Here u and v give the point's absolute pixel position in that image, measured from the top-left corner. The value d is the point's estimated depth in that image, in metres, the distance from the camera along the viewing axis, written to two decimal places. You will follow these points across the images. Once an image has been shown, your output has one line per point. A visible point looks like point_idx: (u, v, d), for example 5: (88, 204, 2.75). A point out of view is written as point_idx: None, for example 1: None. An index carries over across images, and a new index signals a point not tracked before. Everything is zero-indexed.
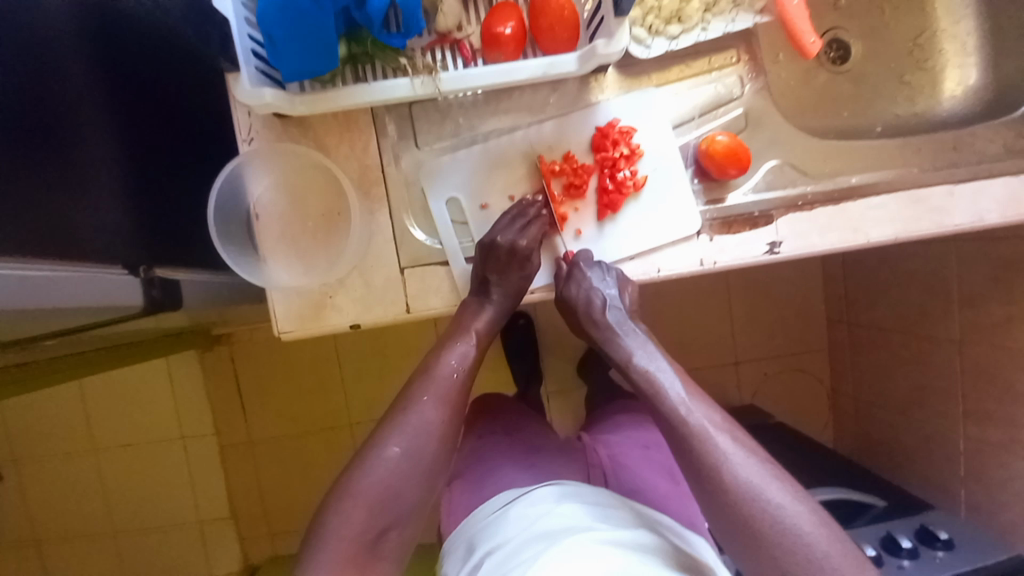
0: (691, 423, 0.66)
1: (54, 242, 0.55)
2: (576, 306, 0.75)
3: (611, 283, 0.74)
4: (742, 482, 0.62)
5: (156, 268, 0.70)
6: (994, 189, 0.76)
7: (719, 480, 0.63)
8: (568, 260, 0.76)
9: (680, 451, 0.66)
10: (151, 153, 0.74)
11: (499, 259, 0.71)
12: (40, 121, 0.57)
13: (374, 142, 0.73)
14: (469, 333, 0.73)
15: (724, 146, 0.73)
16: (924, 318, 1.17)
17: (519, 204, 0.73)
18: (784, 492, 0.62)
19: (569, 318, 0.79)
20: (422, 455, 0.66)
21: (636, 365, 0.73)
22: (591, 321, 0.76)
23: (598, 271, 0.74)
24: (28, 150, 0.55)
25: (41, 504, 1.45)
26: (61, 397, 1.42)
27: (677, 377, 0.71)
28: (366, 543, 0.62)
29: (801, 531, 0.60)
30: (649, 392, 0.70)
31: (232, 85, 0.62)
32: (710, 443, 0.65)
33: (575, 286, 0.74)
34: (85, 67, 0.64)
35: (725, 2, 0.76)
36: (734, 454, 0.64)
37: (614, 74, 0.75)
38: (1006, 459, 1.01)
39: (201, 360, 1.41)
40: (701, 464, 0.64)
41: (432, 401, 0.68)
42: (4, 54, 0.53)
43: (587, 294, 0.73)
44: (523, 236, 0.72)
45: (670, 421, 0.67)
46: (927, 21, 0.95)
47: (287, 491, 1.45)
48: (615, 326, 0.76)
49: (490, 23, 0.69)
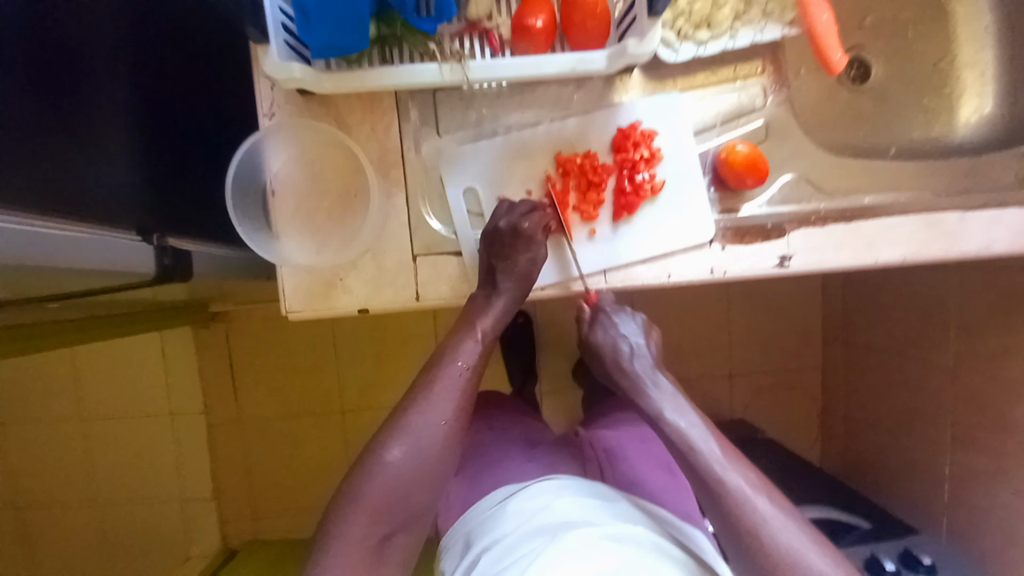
0: (727, 484, 0.67)
1: (58, 199, 0.53)
2: (603, 351, 0.80)
3: (635, 331, 0.82)
4: (783, 547, 0.64)
5: (168, 237, 0.67)
6: (1006, 218, 0.77)
7: (760, 547, 0.64)
8: (591, 302, 0.79)
9: (714, 507, 0.67)
10: (168, 123, 0.73)
11: (504, 243, 0.70)
12: (48, 80, 0.55)
13: (395, 126, 0.72)
14: (475, 338, 0.72)
15: (745, 156, 0.73)
16: (922, 342, 1.18)
17: (509, 201, 0.72)
18: (802, 535, 0.65)
19: (594, 360, 0.83)
20: (425, 456, 0.66)
21: (669, 420, 0.73)
22: (618, 369, 0.79)
23: (624, 318, 0.82)
24: (28, 105, 0.52)
25: (22, 470, 1.43)
26: (51, 362, 1.40)
27: (704, 428, 0.72)
28: (371, 547, 0.64)
29: (819, 574, 0.63)
30: (684, 448, 0.70)
31: (259, 57, 0.61)
32: (796, 558, 0.63)
33: (603, 331, 0.80)
34: (106, 29, 0.63)
35: (755, 11, 0.76)
36: (757, 497, 0.67)
37: (641, 75, 0.76)
38: (990, 487, 1.03)
39: (196, 335, 1.40)
40: (743, 530, 0.65)
41: (434, 401, 0.68)
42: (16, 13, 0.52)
43: (615, 339, 0.80)
44: (528, 221, 0.71)
45: (706, 479, 0.68)
46: (948, 47, 0.96)
47: (273, 474, 1.44)
48: (644, 374, 0.77)
49: (522, 14, 0.68)
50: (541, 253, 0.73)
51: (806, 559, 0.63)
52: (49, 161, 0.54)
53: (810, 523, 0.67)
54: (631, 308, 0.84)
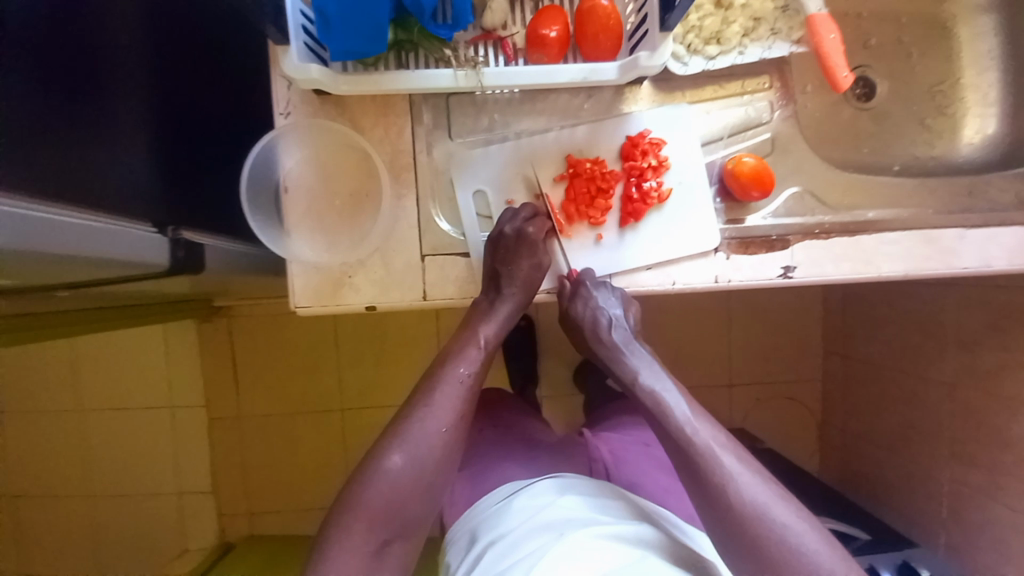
0: (697, 441, 0.69)
1: (72, 190, 0.54)
2: (583, 324, 0.77)
3: (617, 303, 0.76)
4: (751, 502, 0.64)
5: (182, 230, 0.69)
6: (1004, 238, 0.79)
7: (726, 500, 0.65)
8: (574, 278, 0.77)
9: (686, 470, 0.68)
10: (187, 121, 0.75)
11: (507, 249, 0.71)
12: (71, 78, 0.57)
13: (409, 129, 0.74)
14: (477, 346, 0.73)
15: (751, 168, 0.74)
16: (919, 358, 1.19)
17: (513, 207, 0.74)
18: (790, 511, 0.65)
19: (574, 335, 0.81)
20: (422, 464, 0.67)
21: (643, 385, 0.75)
22: (597, 338, 0.79)
23: (605, 292, 0.75)
24: (43, 102, 0.53)
25: (22, 461, 1.44)
26: (52, 354, 1.41)
27: (678, 393, 0.74)
28: (368, 556, 0.64)
29: (806, 550, 0.62)
30: (657, 411, 0.72)
31: (279, 57, 0.62)
32: (765, 513, 0.64)
33: (582, 304, 0.76)
34: (133, 34, 0.65)
35: (764, 29, 0.78)
36: (742, 474, 0.66)
37: (650, 87, 0.77)
38: (987, 503, 1.03)
39: (198, 329, 1.41)
40: (710, 483, 0.66)
41: (438, 410, 0.69)
42: (44, 20, 0.54)
43: (594, 313, 0.76)
44: (530, 224, 0.73)
45: (678, 440, 0.69)
46: (950, 70, 0.99)
47: (270, 470, 1.44)
48: (623, 345, 0.79)
49: (537, 25, 0.70)
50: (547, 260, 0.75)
51: (771, 513, 0.64)
52: (67, 154, 0.55)
53: (797, 499, 0.67)
54: (610, 277, 0.77)
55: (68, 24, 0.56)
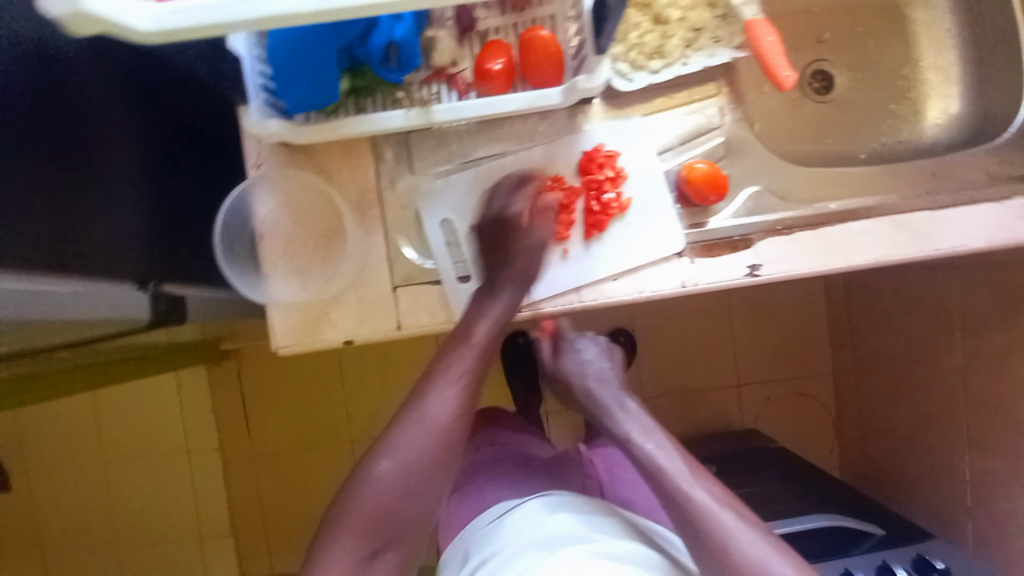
0: (694, 504, 0.68)
1: (59, 260, 0.58)
2: (572, 378, 0.86)
3: (596, 354, 0.89)
4: (751, 561, 0.64)
5: (163, 284, 0.75)
6: (977, 217, 0.78)
7: (727, 561, 0.65)
8: (552, 330, 0.94)
9: (687, 531, 0.68)
10: (177, 180, 0.79)
11: (501, 232, 0.77)
12: (69, 158, 0.60)
13: (372, 167, 0.77)
14: (453, 367, 0.74)
15: (704, 173, 0.77)
16: (929, 345, 1.16)
17: (512, 182, 0.78)
18: (790, 566, 0.64)
19: (565, 393, 0.88)
20: (401, 490, 0.69)
21: (636, 443, 0.75)
22: (586, 393, 0.83)
23: (584, 341, 0.91)
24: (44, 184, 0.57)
25: (49, 512, 1.48)
26: (71, 407, 1.46)
27: (671, 448, 0.74)
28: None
29: None
30: (653, 468, 0.72)
31: (241, 116, 0.68)
32: (763, 570, 0.64)
33: (569, 356, 0.88)
34: (129, 107, 0.69)
35: (705, 39, 0.81)
36: (741, 532, 0.66)
37: (600, 104, 0.80)
38: (1010, 489, 0.99)
39: (209, 373, 1.45)
40: (710, 544, 0.66)
41: (415, 436, 0.71)
42: (45, 108, 0.57)
43: (580, 364, 0.87)
44: (516, 202, 0.77)
45: (675, 499, 0.69)
46: (909, 54, 0.99)
47: (284, 505, 1.46)
48: (613, 400, 0.81)
49: (482, 59, 0.73)
50: (547, 228, 0.77)
51: (771, 570, 0.64)
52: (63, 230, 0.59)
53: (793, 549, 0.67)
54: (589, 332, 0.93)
55: (69, 104, 0.61)
